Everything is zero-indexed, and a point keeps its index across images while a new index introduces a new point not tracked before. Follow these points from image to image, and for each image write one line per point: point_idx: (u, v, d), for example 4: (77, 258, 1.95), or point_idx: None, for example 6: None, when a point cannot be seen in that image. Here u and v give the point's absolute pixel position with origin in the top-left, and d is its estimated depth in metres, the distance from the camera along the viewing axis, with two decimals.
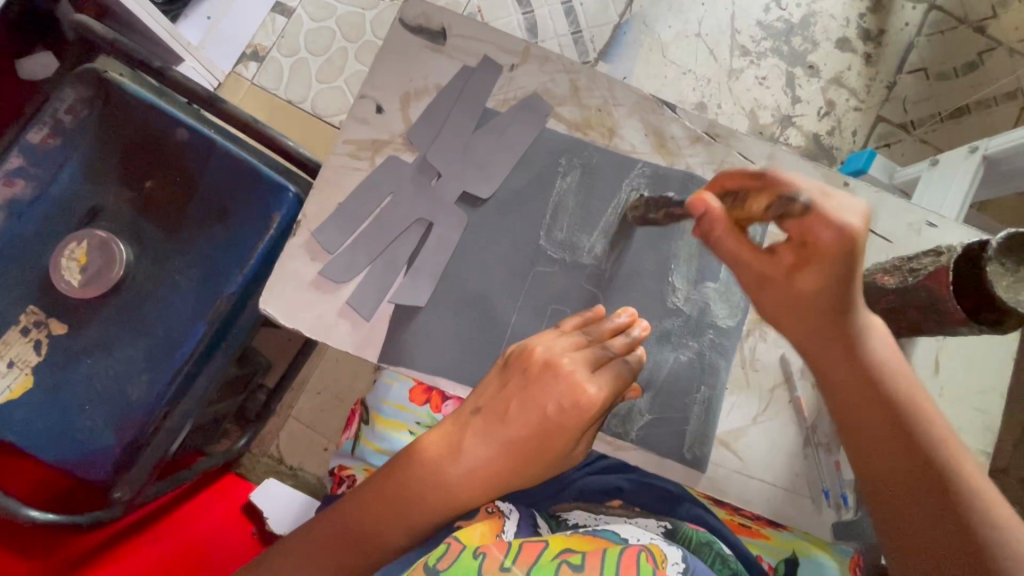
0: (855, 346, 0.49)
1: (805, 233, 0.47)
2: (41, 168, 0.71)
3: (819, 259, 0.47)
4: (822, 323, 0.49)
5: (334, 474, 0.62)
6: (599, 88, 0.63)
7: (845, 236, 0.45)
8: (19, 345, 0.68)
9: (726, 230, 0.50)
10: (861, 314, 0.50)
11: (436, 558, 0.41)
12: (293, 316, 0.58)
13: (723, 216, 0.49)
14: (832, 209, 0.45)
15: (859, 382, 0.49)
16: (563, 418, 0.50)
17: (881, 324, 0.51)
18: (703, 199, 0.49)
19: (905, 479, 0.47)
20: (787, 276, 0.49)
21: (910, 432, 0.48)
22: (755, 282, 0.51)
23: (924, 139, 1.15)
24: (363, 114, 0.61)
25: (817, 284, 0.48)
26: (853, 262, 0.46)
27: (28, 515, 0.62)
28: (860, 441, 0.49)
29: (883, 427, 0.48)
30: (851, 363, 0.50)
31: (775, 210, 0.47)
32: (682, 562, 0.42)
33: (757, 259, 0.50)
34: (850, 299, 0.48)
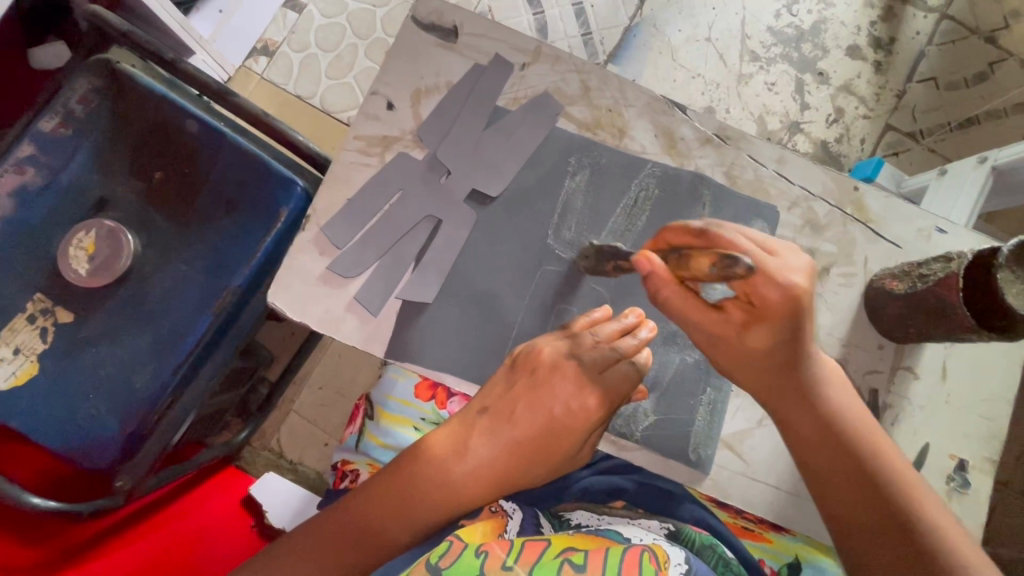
0: (809, 397, 0.51)
1: (751, 292, 0.48)
2: (51, 156, 0.71)
3: (766, 315, 0.48)
4: (775, 376, 0.51)
5: (336, 469, 0.63)
6: (610, 88, 0.63)
7: (790, 295, 0.47)
8: (25, 332, 0.69)
9: (674, 289, 0.50)
10: (813, 365, 0.51)
11: (438, 555, 0.41)
12: (300, 308, 0.58)
13: (667, 276, 0.49)
14: (775, 267, 0.47)
15: (817, 419, 0.51)
16: (570, 420, 0.51)
17: (835, 370, 0.53)
18: (648, 258, 0.50)
19: (866, 516, 0.48)
20: (738, 332, 0.50)
21: (870, 472, 0.49)
22: (709, 340, 0.52)
23: (932, 149, 1.15)
24: (375, 110, 0.61)
25: (765, 340, 0.50)
26: (800, 319, 0.48)
27: (29, 502, 0.62)
28: (820, 484, 0.50)
29: (841, 470, 0.50)
30: (808, 413, 0.51)
31: (720, 271, 0.45)
32: (685, 563, 0.42)
33: (709, 318, 0.50)
34: (800, 353, 0.50)
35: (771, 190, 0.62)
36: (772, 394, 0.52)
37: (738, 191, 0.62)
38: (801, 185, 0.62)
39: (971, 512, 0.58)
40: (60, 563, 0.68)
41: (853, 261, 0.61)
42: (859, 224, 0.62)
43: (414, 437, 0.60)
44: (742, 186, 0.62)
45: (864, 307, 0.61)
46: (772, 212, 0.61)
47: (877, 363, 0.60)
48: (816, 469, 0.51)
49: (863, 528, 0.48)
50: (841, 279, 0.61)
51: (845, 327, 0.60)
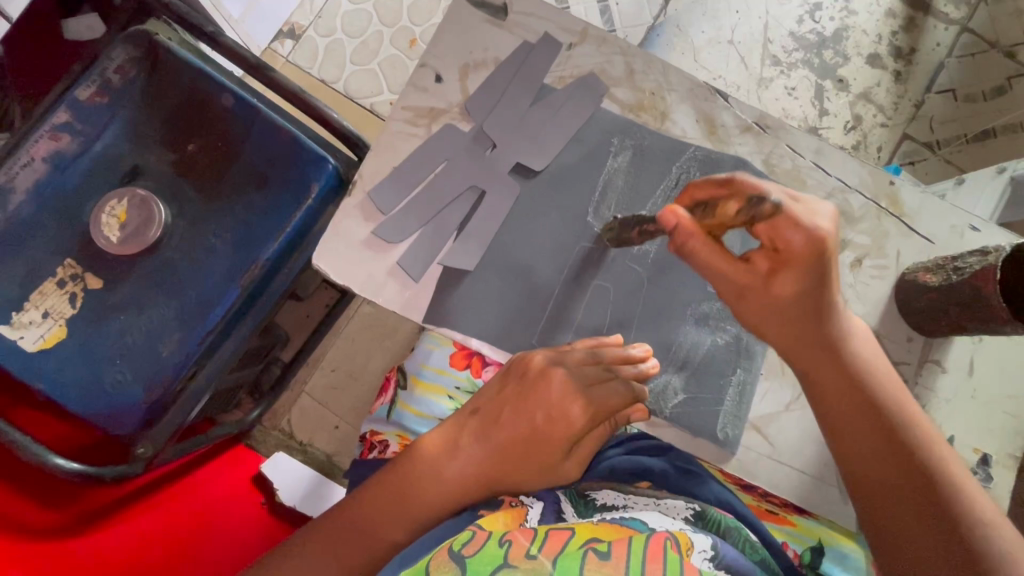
0: (838, 350, 0.51)
1: (777, 238, 0.49)
2: (86, 125, 0.72)
3: (795, 262, 0.49)
4: (801, 329, 0.51)
5: (365, 439, 0.65)
6: (654, 72, 0.64)
7: (815, 239, 0.48)
8: (54, 296, 0.69)
9: (701, 241, 0.50)
10: (840, 318, 0.52)
11: (461, 544, 0.42)
12: (344, 271, 0.59)
13: (694, 227, 0.50)
14: (801, 212, 0.48)
15: (840, 371, 0.51)
16: (552, 428, 0.53)
17: (861, 326, 0.53)
18: (673, 212, 0.50)
19: (887, 464, 0.49)
20: (764, 281, 0.51)
21: (890, 420, 0.50)
22: (733, 292, 0.52)
23: (948, 160, 1.16)
24: (423, 83, 0.62)
25: (793, 288, 0.50)
26: (826, 266, 0.49)
27: (54, 463, 0.63)
28: (843, 435, 0.51)
29: (866, 419, 0.50)
30: (835, 366, 0.51)
31: (745, 213, 0.47)
32: (710, 550, 0.43)
33: (733, 269, 0.51)
34: (827, 305, 0.51)
35: (807, 179, 0.63)
36: (798, 346, 0.52)
37: (775, 180, 0.63)
38: (838, 176, 0.63)
39: None
40: (79, 524, 0.69)
41: (886, 253, 0.62)
42: (893, 218, 0.63)
43: (449, 406, 0.62)
44: (780, 175, 0.63)
45: (895, 299, 0.62)
46: (806, 201, 0.62)
47: (905, 355, 0.61)
48: (838, 420, 0.51)
49: (880, 474, 0.49)
50: (873, 269, 0.62)
51: (873, 320, 0.62)
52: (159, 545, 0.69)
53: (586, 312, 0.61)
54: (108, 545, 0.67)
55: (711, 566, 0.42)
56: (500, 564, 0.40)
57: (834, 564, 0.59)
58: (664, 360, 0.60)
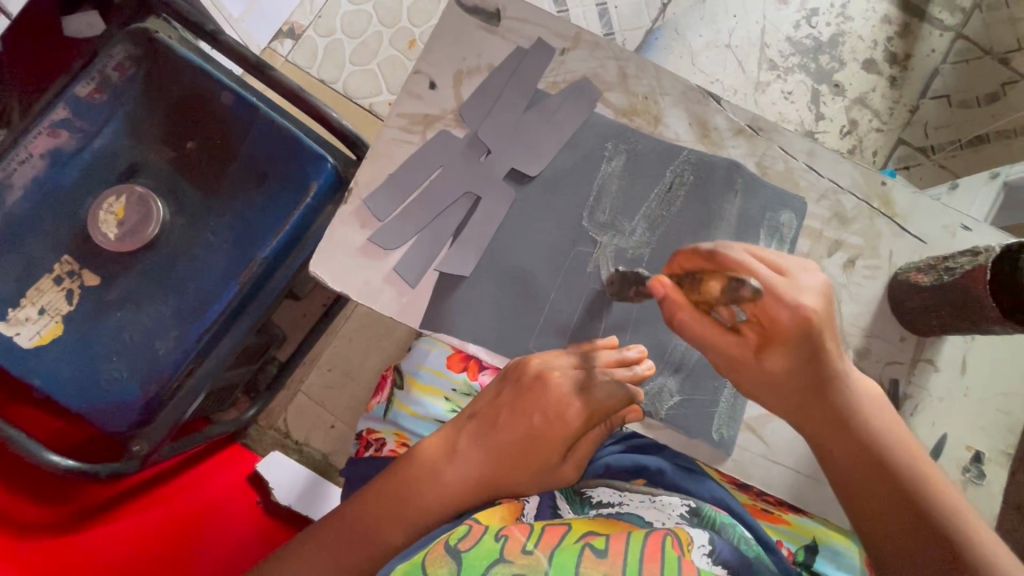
0: (845, 424, 0.51)
1: (763, 313, 0.50)
2: (85, 121, 0.72)
3: (783, 339, 0.50)
4: (804, 400, 0.52)
5: (362, 437, 0.64)
6: (647, 76, 0.64)
7: (800, 315, 0.49)
8: (51, 293, 0.69)
9: (691, 313, 0.52)
10: (846, 385, 0.52)
11: (457, 538, 0.43)
12: (341, 279, 0.60)
13: (683, 301, 0.52)
14: (786, 289, 0.49)
15: (850, 446, 0.51)
16: (549, 429, 0.53)
17: (873, 390, 0.53)
18: (662, 282, 0.52)
19: (914, 543, 0.47)
20: (758, 356, 0.52)
21: (911, 494, 0.48)
22: (729, 364, 0.53)
23: (943, 164, 1.17)
24: (418, 89, 0.63)
25: (786, 363, 0.51)
26: (816, 340, 0.50)
27: (49, 460, 0.62)
28: (863, 509, 0.50)
29: (883, 495, 0.49)
30: (846, 436, 0.51)
31: (727, 294, 0.50)
32: (708, 545, 0.44)
33: (727, 340, 0.51)
34: (828, 374, 0.51)
35: (801, 181, 0.64)
36: (805, 419, 0.52)
37: (769, 181, 0.64)
38: (831, 178, 0.64)
39: (983, 502, 0.60)
40: (74, 522, 0.69)
41: (879, 254, 0.63)
42: (885, 218, 0.64)
43: (444, 407, 0.63)
44: (773, 177, 0.64)
45: (888, 299, 0.63)
46: (801, 204, 0.63)
47: (898, 355, 0.62)
48: (854, 496, 0.50)
49: (906, 554, 0.47)
50: (866, 270, 0.63)
51: (867, 320, 0.62)
52: (159, 542, 0.69)
53: (582, 310, 0.61)
54: (109, 541, 0.67)
55: (709, 563, 0.43)
56: (497, 558, 0.40)
57: (828, 561, 0.58)
58: (658, 359, 0.61)
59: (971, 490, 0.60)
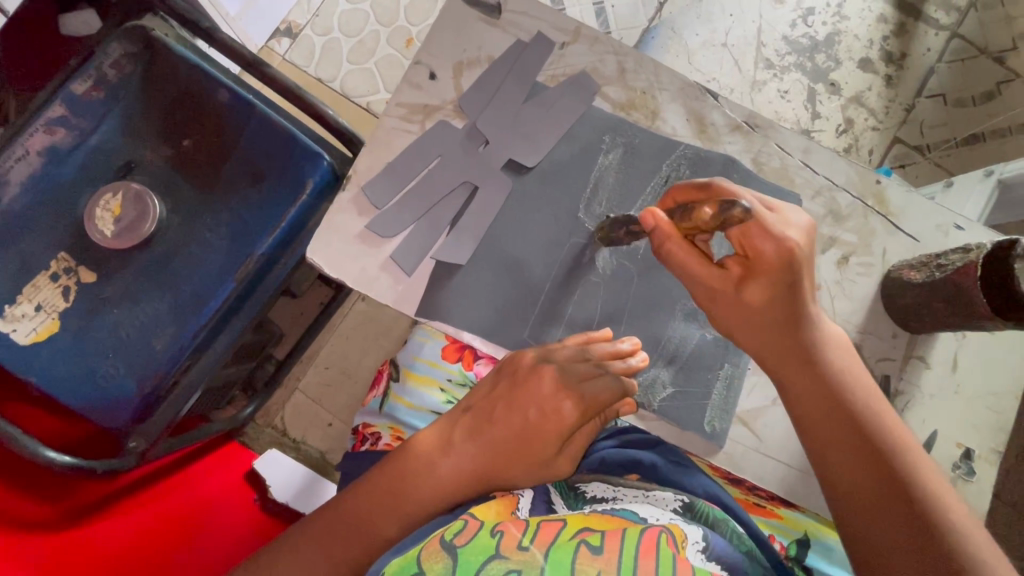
0: (811, 358, 0.51)
1: (749, 245, 0.50)
2: (82, 118, 0.72)
3: (765, 270, 0.50)
4: (776, 332, 0.51)
5: (357, 432, 0.65)
6: (645, 71, 0.65)
7: (785, 248, 0.49)
8: (48, 290, 0.69)
9: (678, 243, 0.51)
10: (815, 323, 0.51)
11: (453, 533, 0.43)
12: (337, 266, 0.60)
13: (672, 229, 0.50)
14: (773, 222, 0.49)
15: (815, 381, 0.51)
16: (544, 423, 0.53)
17: (838, 332, 0.53)
18: (655, 213, 0.51)
19: (867, 474, 0.47)
20: (735, 287, 0.51)
21: (867, 429, 0.49)
22: (707, 295, 0.53)
23: (938, 163, 1.17)
24: (418, 79, 0.63)
25: (763, 295, 0.50)
26: (796, 274, 0.50)
27: (45, 456, 0.62)
28: (822, 446, 0.50)
29: (843, 428, 0.49)
30: (811, 373, 0.51)
31: None
32: (702, 541, 0.44)
33: (709, 272, 0.51)
34: (801, 309, 0.51)
35: (796, 178, 0.64)
36: (774, 352, 0.52)
37: (763, 178, 0.64)
38: (826, 176, 0.65)
39: (974, 498, 0.60)
40: (69, 519, 0.69)
41: (872, 251, 0.64)
42: (879, 215, 0.64)
43: (440, 397, 0.63)
44: (769, 173, 0.64)
45: (881, 296, 0.63)
46: (795, 200, 0.64)
47: (889, 351, 0.63)
48: (814, 430, 0.50)
49: (860, 487, 0.47)
50: (859, 267, 0.63)
51: (860, 317, 0.63)
52: (157, 540, 0.69)
53: (577, 307, 0.61)
54: (105, 539, 0.67)
55: (704, 560, 0.43)
56: (493, 554, 0.40)
57: (820, 557, 0.58)
58: (653, 355, 0.61)
59: (960, 487, 0.60)
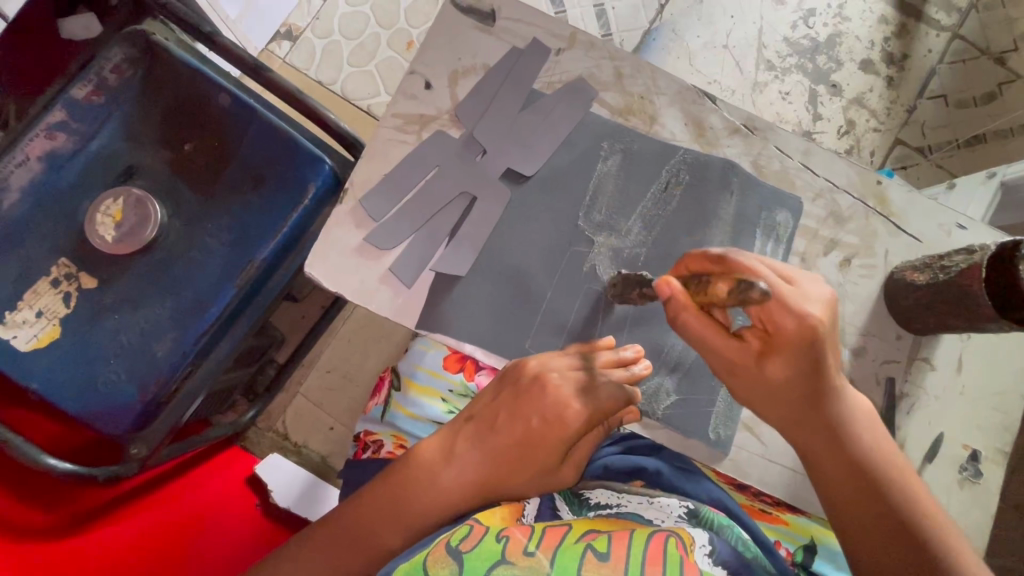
0: (838, 437, 0.50)
1: (767, 320, 0.48)
2: (82, 123, 0.72)
3: (784, 348, 0.48)
4: (799, 408, 0.50)
5: (360, 439, 0.65)
6: (642, 76, 0.65)
7: (805, 324, 0.47)
8: (49, 296, 0.69)
9: (694, 315, 0.49)
10: (838, 397, 0.50)
11: (459, 539, 0.43)
12: (336, 279, 0.60)
13: (688, 301, 0.49)
14: (793, 298, 0.47)
15: (841, 459, 0.50)
16: (546, 430, 0.53)
17: (864, 404, 0.52)
18: (669, 283, 0.49)
19: (896, 562, 0.47)
20: (756, 363, 0.50)
21: (897, 513, 0.48)
22: (726, 368, 0.51)
23: (940, 164, 1.17)
24: (413, 90, 0.63)
25: (785, 372, 0.49)
26: (818, 351, 0.48)
27: (47, 463, 0.62)
28: (850, 527, 0.49)
29: (872, 513, 0.48)
30: (833, 448, 0.50)
31: (735, 296, 0.45)
32: (708, 545, 0.44)
33: (727, 345, 0.49)
34: (823, 386, 0.50)
35: (796, 181, 0.64)
36: (797, 428, 0.51)
37: (765, 181, 0.64)
38: (826, 177, 0.64)
39: (981, 502, 0.60)
40: (70, 526, 0.68)
41: (874, 253, 0.63)
42: (882, 218, 0.64)
43: (442, 409, 0.62)
44: (769, 177, 0.64)
45: (885, 299, 0.63)
46: (797, 203, 0.63)
47: (894, 354, 0.62)
48: (841, 510, 0.50)
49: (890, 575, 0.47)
50: (862, 269, 0.63)
51: (865, 320, 0.63)
52: (161, 544, 0.69)
53: (581, 310, 0.61)
54: (107, 545, 0.66)
55: (711, 563, 0.42)
56: (498, 559, 0.40)
57: (826, 561, 0.59)
58: (655, 360, 0.61)
59: (968, 489, 0.61)
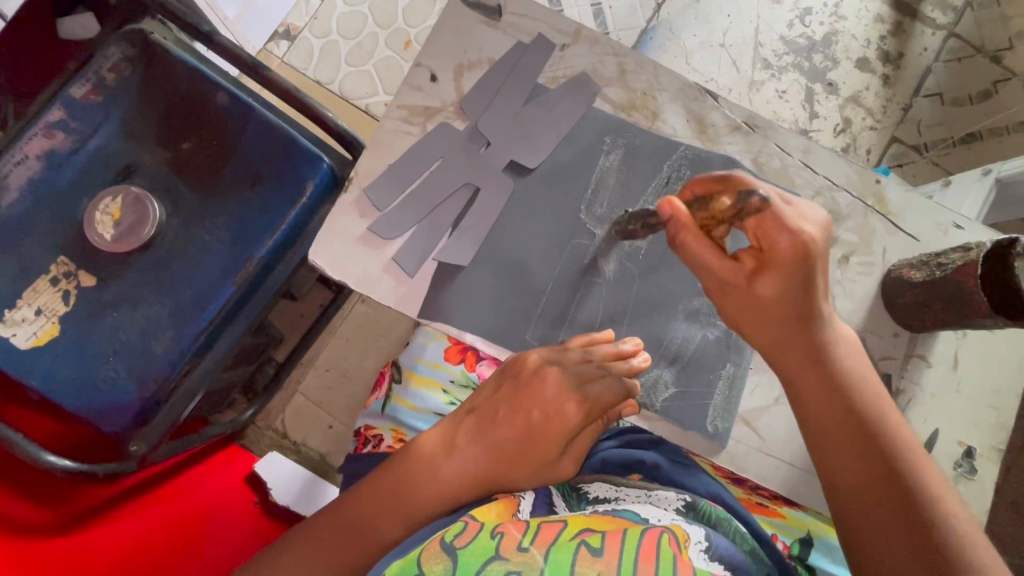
0: (820, 358, 0.50)
1: (763, 237, 0.48)
2: (81, 122, 0.72)
3: (777, 265, 0.48)
4: (785, 331, 0.50)
5: (360, 434, 0.65)
6: (645, 72, 0.65)
7: (799, 242, 0.47)
8: (48, 294, 0.69)
9: (694, 233, 0.49)
10: (824, 321, 0.50)
11: (453, 535, 0.43)
12: (339, 267, 0.60)
13: (688, 219, 0.49)
14: (789, 215, 0.47)
15: (823, 380, 0.50)
16: (547, 424, 0.54)
17: (847, 330, 0.52)
18: (671, 202, 0.49)
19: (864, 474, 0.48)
20: (747, 280, 0.49)
21: (870, 431, 0.49)
22: (718, 287, 0.51)
23: (935, 162, 1.18)
24: (418, 81, 0.63)
25: (775, 290, 0.49)
26: (809, 270, 0.48)
27: (46, 460, 0.62)
28: (824, 444, 0.50)
29: (846, 430, 0.49)
30: (817, 371, 0.50)
31: (734, 206, 0.47)
32: (705, 541, 0.44)
33: (722, 263, 0.49)
34: (811, 308, 0.49)
35: (795, 178, 0.64)
36: (781, 350, 0.51)
37: (762, 178, 0.64)
38: (826, 175, 0.65)
39: (977, 497, 0.61)
40: (71, 522, 0.69)
41: (872, 250, 0.64)
42: (880, 216, 0.64)
43: (443, 399, 0.63)
44: (768, 173, 0.64)
45: (881, 295, 0.63)
46: (794, 199, 0.64)
47: (892, 350, 0.63)
48: (817, 427, 0.50)
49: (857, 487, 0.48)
50: (859, 266, 0.64)
51: (861, 316, 0.63)
52: (159, 541, 0.69)
53: (580, 305, 0.61)
54: (105, 542, 0.67)
55: (706, 560, 0.43)
56: (492, 556, 0.40)
57: (822, 555, 0.59)
58: (654, 354, 0.61)
59: (962, 485, 0.61)
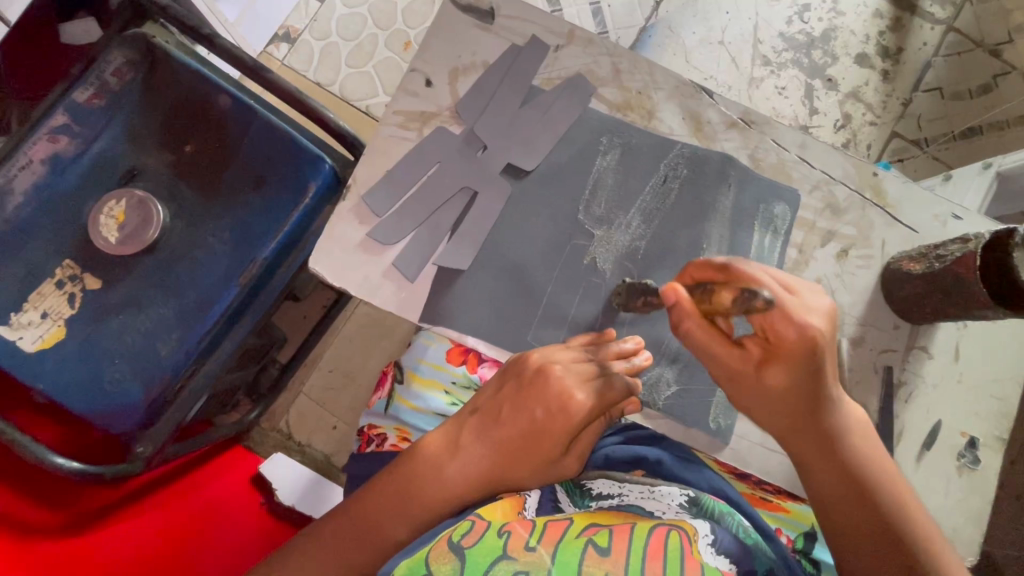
0: (831, 441, 0.50)
1: (769, 329, 0.46)
2: (84, 126, 0.72)
3: (784, 357, 0.46)
4: (795, 420, 0.49)
5: (364, 433, 0.65)
6: (640, 72, 0.65)
7: (807, 336, 0.45)
8: (54, 297, 0.69)
9: (697, 323, 0.48)
10: (835, 406, 0.50)
11: (460, 534, 0.43)
12: (339, 274, 0.60)
13: (691, 308, 0.48)
14: (797, 309, 0.45)
15: (834, 462, 0.50)
16: (551, 421, 0.53)
17: (855, 407, 0.51)
18: (674, 290, 0.48)
19: (877, 550, 0.48)
20: (755, 370, 0.48)
21: (881, 508, 0.49)
22: (727, 376, 0.50)
23: (936, 156, 1.18)
24: (414, 86, 0.64)
25: (783, 382, 0.48)
26: (818, 362, 0.46)
27: (53, 462, 0.63)
28: (838, 523, 0.50)
29: (859, 510, 0.49)
30: (830, 458, 0.50)
31: (740, 305, 0.44)
32: (710, 534, 0.45)
33: (729, 353, 0.48)
34: (821, 395, 0.48)
35: (793, 173, 0.65)
36: (794, 438, 0.50)
37: (761, 174, 0.64)
38: (823, 169, 0.65)
39: (979, 488, 0.61)
40: (78, 524, 0.69)
41: (872, 243, 0.64)
42: (877, 208, 0.64)
43: (444, 400, 0.63)
44: (765, 169, 0.65)
45: (881, 289, 0.63)
46: (793, 194, 0.64)
47: (891, 343, 0.63)
48: (830, 506, 0.50)
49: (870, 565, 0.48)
50: (859, 259, 0.64)
51: (862, 310, 0.63)
52: (168, 543, 0.69)
53: (581, 303, 0.62)
54: (114, 543, 0.67)
55: (714, 555, 0.43)
56: (500, 555, 0.40)
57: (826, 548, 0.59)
58: (654, 351, 0.61)
59: (965, 475, 0.61)
